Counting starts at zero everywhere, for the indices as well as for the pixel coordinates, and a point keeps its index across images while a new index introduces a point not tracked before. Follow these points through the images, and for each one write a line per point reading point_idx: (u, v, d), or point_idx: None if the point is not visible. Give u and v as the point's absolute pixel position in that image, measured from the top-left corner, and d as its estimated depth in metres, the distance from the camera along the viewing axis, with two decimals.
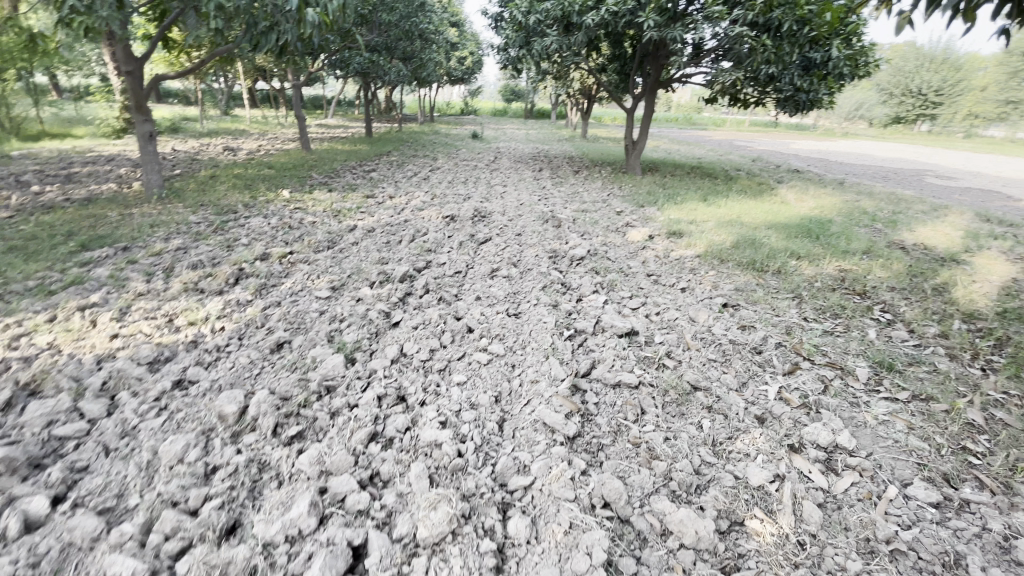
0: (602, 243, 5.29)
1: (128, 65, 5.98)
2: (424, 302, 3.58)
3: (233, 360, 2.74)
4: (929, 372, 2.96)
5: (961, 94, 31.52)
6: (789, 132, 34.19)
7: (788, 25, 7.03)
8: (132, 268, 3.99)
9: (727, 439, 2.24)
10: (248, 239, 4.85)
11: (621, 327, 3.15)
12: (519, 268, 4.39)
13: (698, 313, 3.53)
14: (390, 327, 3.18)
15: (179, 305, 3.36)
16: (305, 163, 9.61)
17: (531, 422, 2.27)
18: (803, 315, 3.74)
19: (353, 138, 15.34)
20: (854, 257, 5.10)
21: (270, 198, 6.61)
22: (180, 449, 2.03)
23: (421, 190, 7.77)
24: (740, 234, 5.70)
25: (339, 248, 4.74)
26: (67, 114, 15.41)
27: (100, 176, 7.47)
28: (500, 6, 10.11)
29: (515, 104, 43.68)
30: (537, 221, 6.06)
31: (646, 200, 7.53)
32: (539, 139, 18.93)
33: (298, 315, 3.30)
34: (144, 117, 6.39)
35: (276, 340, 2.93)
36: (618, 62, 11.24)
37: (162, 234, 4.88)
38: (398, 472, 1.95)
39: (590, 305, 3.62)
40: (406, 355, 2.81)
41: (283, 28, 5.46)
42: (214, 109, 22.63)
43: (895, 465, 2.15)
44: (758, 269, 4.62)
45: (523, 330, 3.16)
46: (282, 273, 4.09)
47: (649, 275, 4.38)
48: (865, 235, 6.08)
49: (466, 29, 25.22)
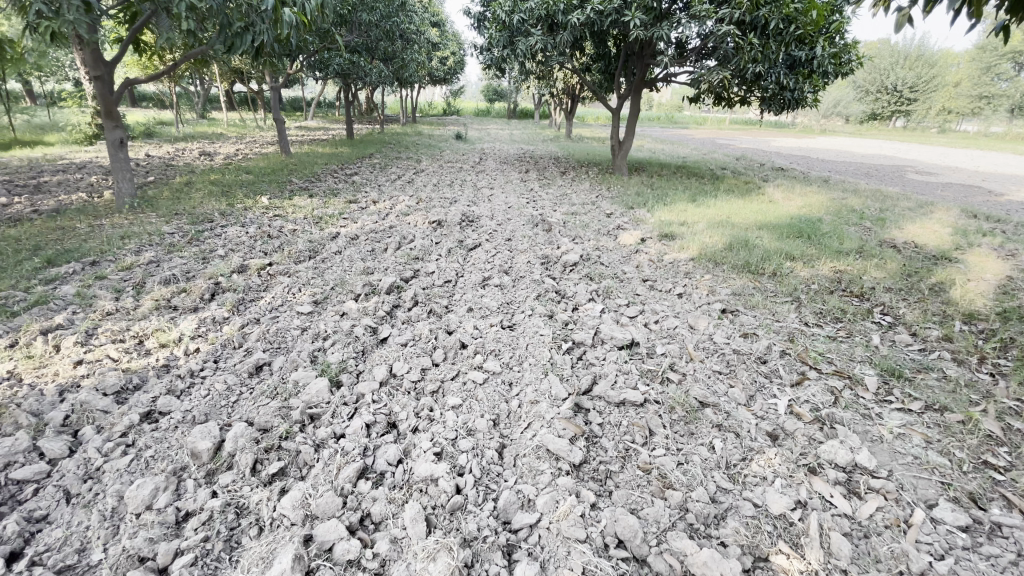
0: (594, 248, 5.16)
1: (96, 69, 5.65)
2: (413, 316, 3.40)
3: (208, 387, 2.54)
4: (939, 380, 2.88)
5: (934, 91, 32.18)
6: (769, 130, 34.59)
7: (774, 24, 6.98)
8: (100, 285, 3.73)
9: (742, 461, 2.11)
10: (226, 250, 4.61)
11: (621, 338, 3.01)
12: (511, 276, 4.24)
13: (698, 321, 3.41)
14: (377, 344, 3.00)
15: (150, 325, 3.12)
16: (285, 167, 9.34)
17: (533, 449, 2.12)
18: (804, 319, 3.65)
19: (334, 141, 15.05)
20: (848, 257, 5.05)
21: (249, 205, 6.36)
22: (149, 494, 1.83)
23: (406, 194, 7.58)
24: (732, 235, 5.62)
25: (321, 259, 4.53)
26: (36, 120, 14.84)
27: (69, 185, 7.13)
28: (483, 5, 9.94)
29: (497, 105, 43.63)
30: (526, 225, 5.90)
31: (635, 201, 7.43)
32: (524, 139, 18.82)
33: (278, 333, 3.10)
34: (114, 123, 6.05)
35: (255, 362, 2.73)
36: (602, 62, 11.15)
37: (133, 246, 4.61)
38: (391, 513, 1.78)
39: (587, 315, 3.47)
40: (395, 376, 2.64)
41: (259, 29, 5.20)
42: (191, 113, 22.11)
43: (918, 485, 2.05)
44: (754, 272, 4.53)
45: (519, 344, 3.00)
46: (261, 287, 3.87)
47: (644, 281, 4.26)
48: (857, 233, 6.05)
49: (447, 29, 24.97)
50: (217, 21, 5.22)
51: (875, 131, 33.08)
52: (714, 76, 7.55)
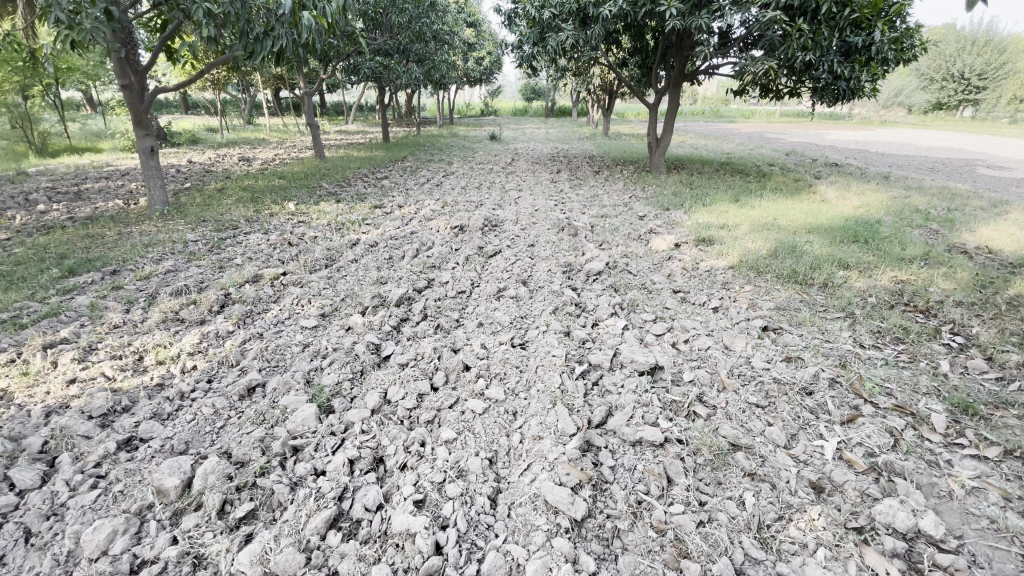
0: (623, 254, 4.82)
1: (125, 79, 5.77)
2: (419, 331, 3.19)
3: (195, 411, 2.41)
4: (1021, 418, 2.42)
5: (1007, 77, 29.58)
6: (823, 123, 32.69)
7: (826, 8, 6.41)
8: (114, 296, 3.72)
9: (777, 522, 1.79)
10: (242, 259, 4.56)
11: (643, 362, 2.69)
12: (529, 287, 3.98)
13: (733, 341, 3.05)
14: (378, 364, 2.80)
15: (151, 340, 3.05)
16: (318, 172, 9.38)
17: (530, 497, 1.86)
18: (858, 340, 3.22)
19: (370, 144, 15.15)
20: (910, 265, 4.52)
21: (275, 211, 6.36)
22: (105, 538, 1.69)
23: (432, 197, 7.44)
24: (777, 240, 5.14)
25: (336, 267, 4.40)
26: (95, 129, 15.66)
27: (110, 192, 7.38)
28: (514, 2, 9.67)
29: (535, 104, 43.33)
30: (552, 229, 5.62)
31: (671, 201, 7.01)
32: (560, 137, 18.44)
33: (277, 350, 2.95)
34: (145, 131, 6.19)
35: (247, 384, 2.59)
36: (639, 56, 10.67)
37: (155, 254, 4.64)
38: (359, 573, 1.57)
39: (607, 333, 3.17)
40: (390, 403, 2.42)
41: (279, 34, 5.19)
42: (238, 119, 22.95)
43: (995, 559, 1.66)
44: (801, 283, 4.09)
45: (528, 367, 2.73)
46: (272, 297, 3.76)
47: (675, 292, 3.91)
48: (921, 237, 5.44)
49: (483, 29, 24.86)
50: (238, 26, 5.20)
51: (940, 121, 30.81)
52: (759, 67, 7.01)
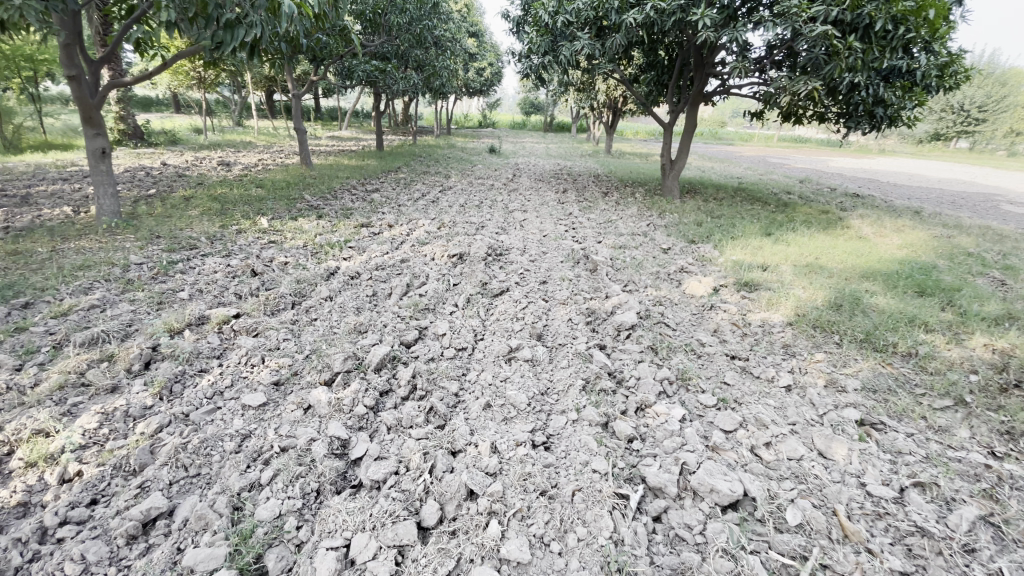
0: (654, 300, 4.01)
1: (72, 68, 4.85)
2: (404, 417, 2.33)
3: (49, 572, 1.53)
4: None
5: (1006, 111, 29.41)
6: (822, 150, 32.28)
7: (882, 25, 5.72)
8: (9, 343, 2.82)
9: None
10: (190, 292, 3.68)
11: (727, 494, 1.87)
12: (547, 345, 3.14)
13: (831, 448, 2.25)
14: (341, 483, 1.94)
15: (31, 422, 2.16)
16: (302, 181, 8.54)
17: None
18: (986, 446, 2.40)
19: (362, 151, 14.33)
20: (999, 328, 3.74)
21: (244, 227, 5.51)
22: None
23: (427, 216, 6.66)
24: (834, 288, 4.36)
25: (305, 308, 3.54)
26: (71, 123, 14.71)
27: (62, 196, 6.49)
28: (524, 8, 8.96)
29: (534, 117, 42.90)
30: (566, 263, 4.82)
31: (696, 232, 6.27)
32: (563, 153, 17.84)
33: (202, 448, 2.08)
34: (95, 130, 5.29)
35: (145, 514, 1.72)
36: (653, 71, 9.97)
37: (84, 280, 3.75)
38: None
39: (659, 428, 2.34)
40: (352, 567, 1.58)
41: (252, 21, 4.35)
42: (229, 119, 22.08)
43: None
44: (881, 351, 3.30)
45: (560, 492, 1.90)
46: (215, 352, 2.89)
47: (731, 358, 3.11)
48: (989, 288, 4.69)
49: (485, 39, 24.28)
50: (204, 10, 4.35)
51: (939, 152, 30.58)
52: (799, 87, 6.27)
